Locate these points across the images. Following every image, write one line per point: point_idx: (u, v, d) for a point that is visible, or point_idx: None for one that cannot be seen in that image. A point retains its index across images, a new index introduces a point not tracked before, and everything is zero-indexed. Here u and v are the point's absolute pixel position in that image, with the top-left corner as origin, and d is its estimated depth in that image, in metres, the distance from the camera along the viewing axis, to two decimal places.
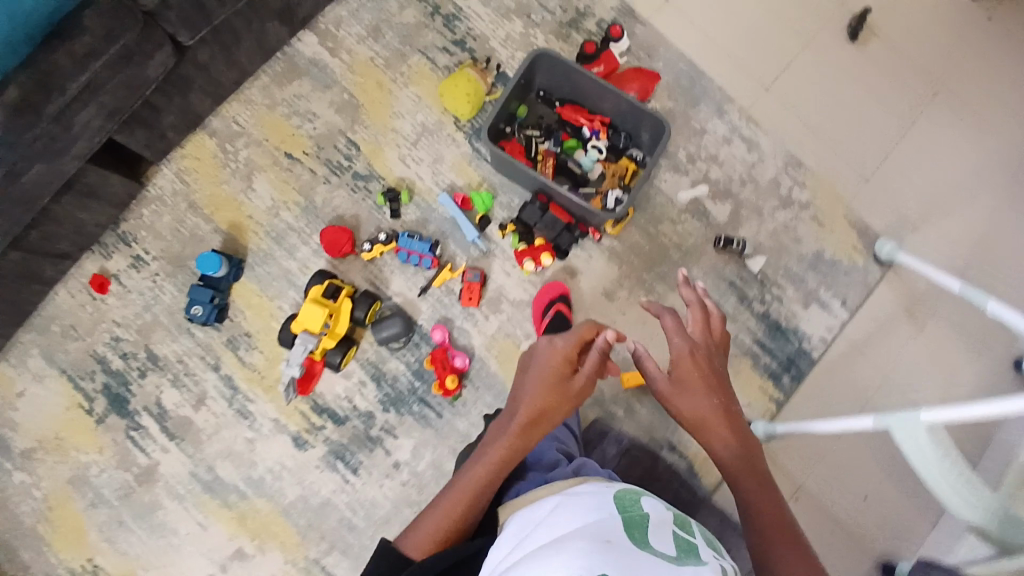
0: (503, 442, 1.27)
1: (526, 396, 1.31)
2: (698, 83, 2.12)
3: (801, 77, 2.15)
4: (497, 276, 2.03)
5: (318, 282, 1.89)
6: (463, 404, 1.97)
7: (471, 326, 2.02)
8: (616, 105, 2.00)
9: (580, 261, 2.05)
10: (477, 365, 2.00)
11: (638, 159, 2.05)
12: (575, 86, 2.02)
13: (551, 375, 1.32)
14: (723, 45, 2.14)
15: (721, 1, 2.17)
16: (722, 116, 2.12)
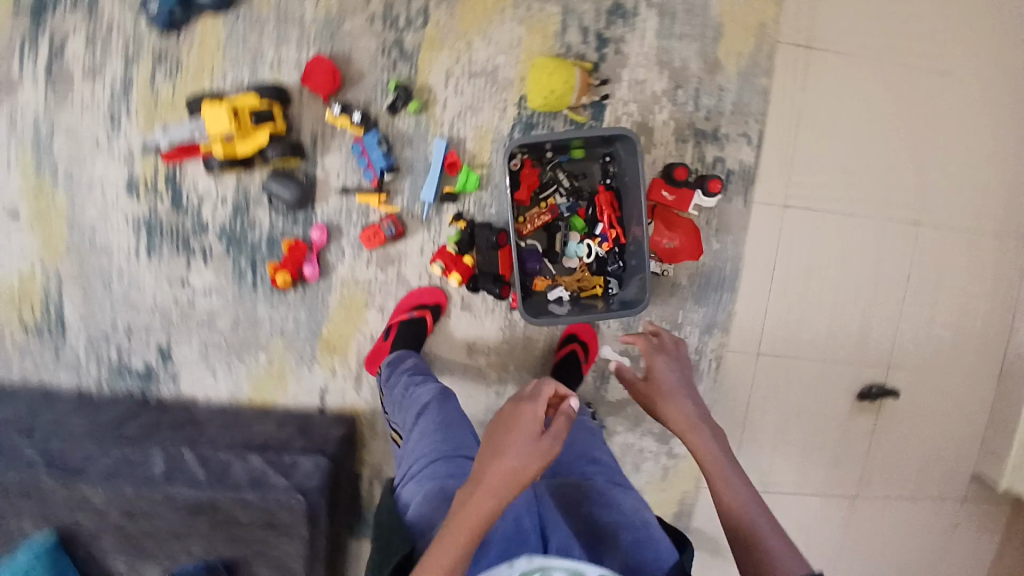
0: (499, 501, 1.11)
1: (502, 463, 1.14)
2: (721, 290, 1.95)
3: (791, 374, 2.02)
4: (411, 245, 1.85)
5: (261, 93, 1.68)
6: (282, 300, 1.85)
7: (350, 254, 1.84)
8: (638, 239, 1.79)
9: (481, 304, 1.90)
10: (322, 286, 1.85)
11: (608, 291, 1.87)
12: (631, 189, 1.77)
13: (522, 442, 1.16)
14: (773, 293, 1.97)
15: (818, 259, 1.97)
16: (704, 331, 1.97)
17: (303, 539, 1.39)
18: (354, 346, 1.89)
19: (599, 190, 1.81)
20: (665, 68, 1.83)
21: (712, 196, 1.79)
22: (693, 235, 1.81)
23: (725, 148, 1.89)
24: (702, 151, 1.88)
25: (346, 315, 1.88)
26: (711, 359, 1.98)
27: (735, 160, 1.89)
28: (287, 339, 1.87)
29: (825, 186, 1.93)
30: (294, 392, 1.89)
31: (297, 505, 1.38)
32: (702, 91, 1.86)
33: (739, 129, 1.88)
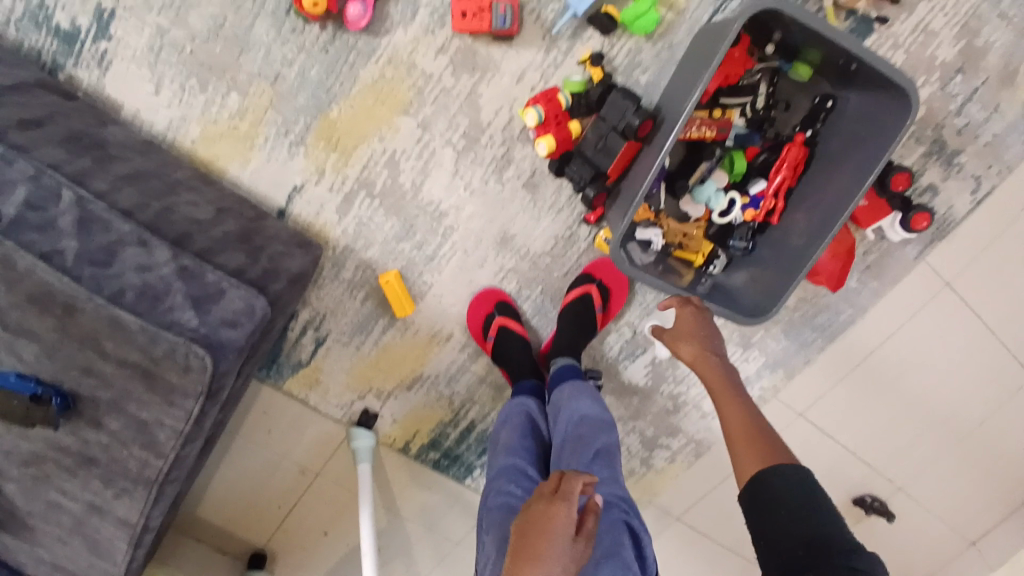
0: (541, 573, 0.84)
1: (532, 544, 0.86)
2: (821, 331, 1.54)
3: (813, 444, 1.72)
4: (514, 62, 1.23)
5: None
6: (295, 33, 1.24)
7: (420, 24, 1.22)
8: (801, 231, 1.24)
9: (551, 193, 1.34)
10: (364, 47, 1.23)
11: (710, 268, 1.35)
12: (840, 162, 1.20)
13: (562, 540, 0.86)
14: (863, 369, 1.58)
15: (939, 356, 1.56)
16: (771, 364, 1.57)
17: (184, 416, 0.97)
18: (361, 154, 1.31)
19: (794, 139, 1.21)
20: (964, 35, 1.30)
21: (907, 231, 1.35)
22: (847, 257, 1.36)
23: (949, 180, 1.40)
24: (926, 167, 1.40)
25: (370, 108, 1.27)
26: (756, 395, 1.61)
27: (947, 203, 1.42)
28: (276, 93, 1.28)
29: (1011, 295, 1.48)
30: (255, 169, 1.33)
31: (198, 373, 0.94)
32: (979, 94, 1.35)
33: (979, 168, 1.40)
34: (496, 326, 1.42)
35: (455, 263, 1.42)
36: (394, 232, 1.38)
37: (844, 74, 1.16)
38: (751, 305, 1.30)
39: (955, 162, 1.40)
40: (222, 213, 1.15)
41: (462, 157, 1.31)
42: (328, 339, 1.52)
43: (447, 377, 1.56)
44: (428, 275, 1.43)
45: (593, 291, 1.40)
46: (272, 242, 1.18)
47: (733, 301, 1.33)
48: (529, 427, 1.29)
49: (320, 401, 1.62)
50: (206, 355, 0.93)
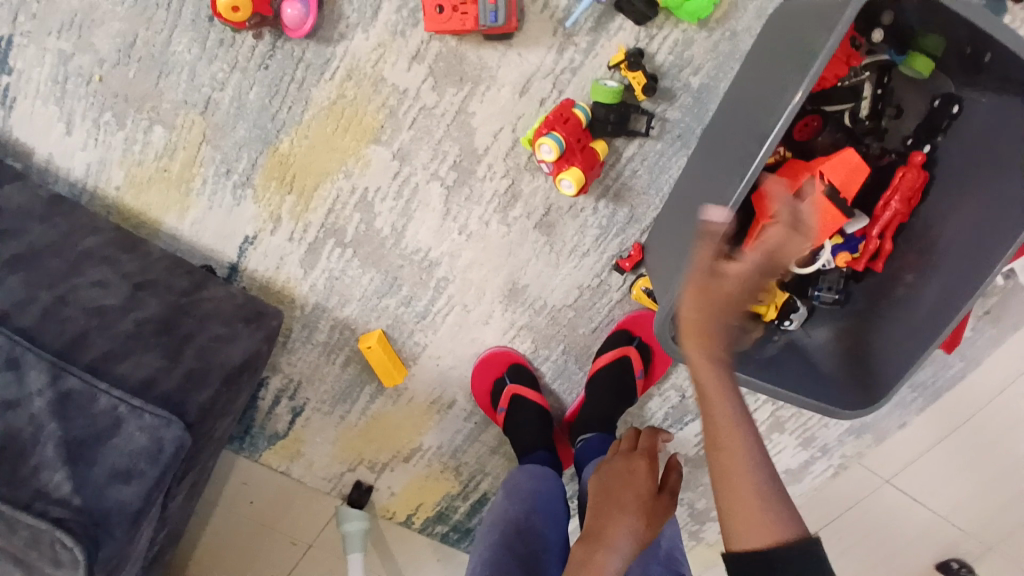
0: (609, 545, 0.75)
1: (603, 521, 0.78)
2: (917, 390, 1.18)
3: (915, 526, 1.28)
4: (513, 70, 0.92)
5: None
6: (230, 48, 0.95)
7: (384, 23, 0.92)
8: (911, 282, 0.93)
9: (571, 234, 1.03)
10: (314, 60, 0.94)
11: (784, 323, 1.02)
12: (976, 192, 0.85)
13: (642, 491, 0.81)
14: (963, 430, 1.20)
15: None
16: (851, 429, 1.23)
17: None
18: (324, 195, 1.02)
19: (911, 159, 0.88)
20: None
21: None
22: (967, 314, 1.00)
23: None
24: None
25: (329, 137, 0.98)
26: (831, 466, 1.26)
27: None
28: (208, 123, 0.99)
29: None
30: (197, 219, 1.06)
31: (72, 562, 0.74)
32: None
33: None
34: (508, 395, 1.13)
35: (452, 319, 1.13)
36: (374, 286, 1.10)
37: (973, 71, 0.82)
38: (841, 377, 0.96)
39: None
40: (143, 292, 0.90)
41: (454, 195, 1.01)
42: (306, 409, 1.27)
43: (451, 445, 1.29)
44: (419, 335, 1.15)
45: (631, 354, 1.10)
46: (207, 325, 0.92)
47: (821, 378, 0.97)
48: (535, 513, 0.96)
49: (304, 474, 1.34)
50: (79, 545, 0.75)
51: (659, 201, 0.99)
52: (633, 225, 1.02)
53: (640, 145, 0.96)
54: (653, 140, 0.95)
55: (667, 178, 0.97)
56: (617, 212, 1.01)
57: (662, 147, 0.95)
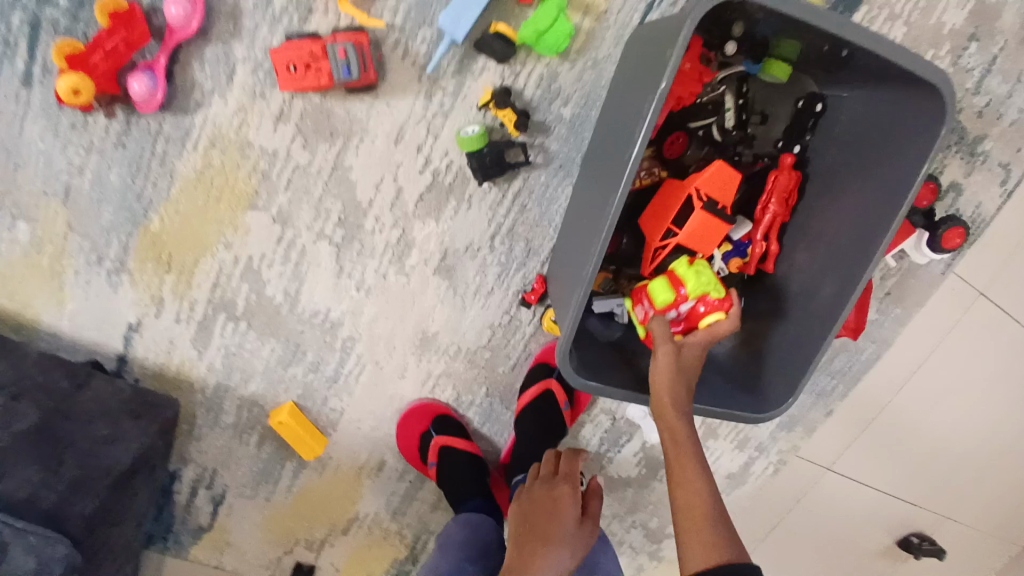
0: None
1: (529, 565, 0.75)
2: (838, 377, 1.16)
3: (860, 502, 1.28)
4: (383, 117, 0.89)
5: None
6: (78, 128, 0.88)
7: (241, 87, 0.87)
8: (805, 276, 0.93)
9: (472, 276, 1.01)
10: (173, 131, 0.89)
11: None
12: (843, 186, 0.88)
13: (569, 520, 0.79)
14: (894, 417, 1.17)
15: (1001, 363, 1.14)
16: (782, 426, 1.21)
17: None
18: (206, 269, 0.97)
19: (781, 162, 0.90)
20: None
21: (937, 252, 0.98)
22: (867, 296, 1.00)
23: (976, 175, 1.04)
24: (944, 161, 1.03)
25: (203, 209, 0.93)
26: (771, 463, 1.24)
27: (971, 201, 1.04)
28: (71, 209, 0.92)
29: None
30: (74, 311, 0.98)
31: None
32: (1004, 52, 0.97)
33: (1010, 149, 1.03)
34: (435, 449, 1.07)
35: (367, 379, 1.08)
36: (277, 356, 1.04)
37: (838, 68, 0.83)
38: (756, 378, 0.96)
39: (978, 150, 1.03)
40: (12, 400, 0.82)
41: (345, 251, 0.97)
42: (227, 495, 1.18)
43: (389, 509, 1.22)
44: (334, 400, 1.09)
45: (553, 386, 1.07)
46: (92, 424, 0.86)
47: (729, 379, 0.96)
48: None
49: (237, 564, 1.25)
50: None
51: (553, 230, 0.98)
52: (532, 258, 1.00)
53: (524, 178, 0.94)
54: (536, 171, 0.94)
55: (556, 206, 0.97)
56: (514, 248, 0.99)
57: (547, 178, 0.95)
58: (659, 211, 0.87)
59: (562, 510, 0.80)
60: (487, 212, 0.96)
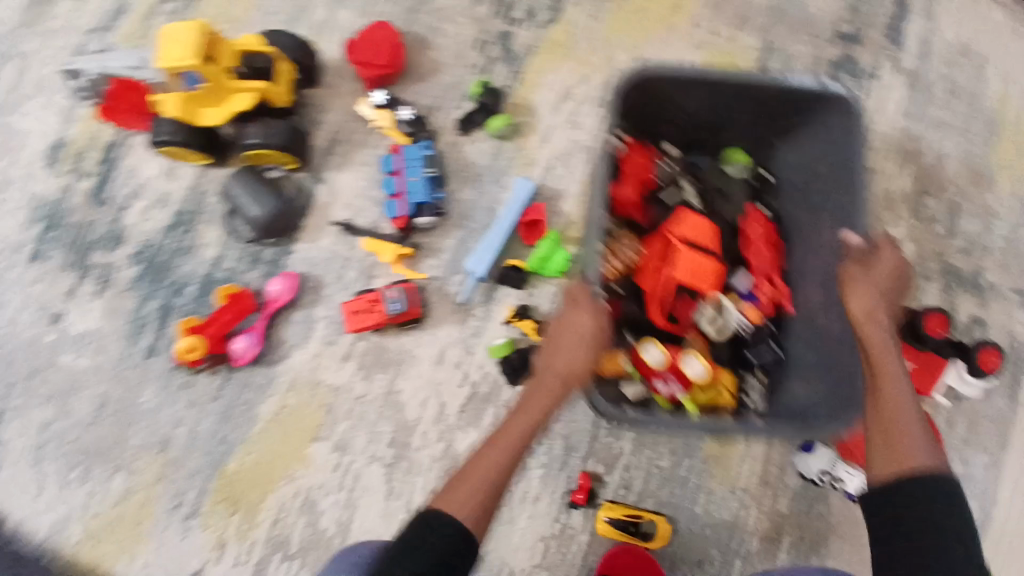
0: (481, 478, 0.72)
1: (487, 461, 0.74)
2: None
3: None
4: (428, 344, 1.00)
5: (274, 50, 1.00)
6: (185, 384, 1.04)
7: (319, 339, 1.01)
8: (822, 298, 0.91)
9: (517, 482, 1.02)
10: (259, 380, 1.02)
11: (746, 402, 0.93)
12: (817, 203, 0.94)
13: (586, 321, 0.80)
14: None
15: None
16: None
17: None
18: (270, 506, 1.00)
19: (753, 216, 0.98)
20: (906, 158, 1.07)
21: (980, 379, 0.95)
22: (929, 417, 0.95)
23: (1006, 311, 1.03)
24: (970, 303, 1.03)
25: (276, 446, 1.01)
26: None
27: (1005, 332, 1.03)
28: (167, 459, 1.02)
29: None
30: (144, 567, 0.98)
31: None
32: (964, 206, 1.06)
33: None
34: None
35: None
36: None
37: (783, 133, 0.98)
38: (835, 396, 0.85)
39: (996, 287, 1.04)
40: None
41: (396, 472, 1.00)
42: None
43: None
44: None
45: None
46: None
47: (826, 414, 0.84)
48: None
49: None
50: None
51: (588, 424, 1.03)
52: (572, 455, 1.03)
53: None
54: None
55: (587, 398, 1.03)
56: (553, 446, 1.03)
57: None
58: (648, 256, 0.94)
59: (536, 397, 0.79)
60: None
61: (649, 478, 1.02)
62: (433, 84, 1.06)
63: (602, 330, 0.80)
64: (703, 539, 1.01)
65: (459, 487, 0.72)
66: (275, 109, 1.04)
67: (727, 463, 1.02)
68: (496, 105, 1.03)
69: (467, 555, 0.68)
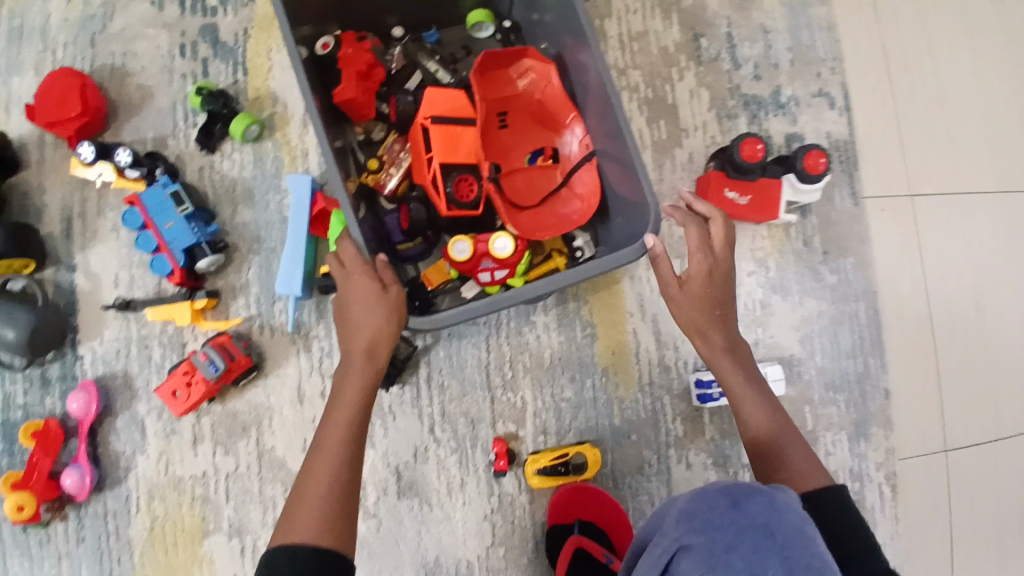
0: (323, 482, 0.62)
1: (323, 467, 0.63)
2: (858, 355, 1.00)
3: (997, 458, 1.03)
4: (281, 389, 0.91)
5: None
6: (35, 548, 0.88)
7: (155, 435, 0.90)
8: (596, 119, 0.86)
9: (438, 479, 0.95)
10: (118, 505, 0.89)
11: (579, 254, 0.91)
12: (563, 41, 0.87)
13: (364, 272, 0.72)
14: (920, 336, 1.03)
15: (964, 236, 1.06)
16: (855, 434, 0.99)
17: None
18: None
19: None
20: (668, 9, 1.03)
21: (816, 182, 0.92)
22: (771, 203, 0.95)
23: (812, 116, 1.04)
24: (778, 123, 1.03)
25: (165, 563, 0.89)
26: (883, 484, 0.98)
27: (820, 134, 1.04)
28: None
29: (961, 116, 1.08)
30: None
31: None
32: (736, 34, 1.04)
33: (824, 79, 1.05)
34: None
35: None
36: None
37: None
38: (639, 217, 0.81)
39: (796, 96, 1.04)
40: None
41: None
42: None
43: None
44: None
45: (583, 541, 0.90)
46: None
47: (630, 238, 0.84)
48: None
49: None
50: None
51: (481, 390, 0.96)
52: (479, 427, 0.96)
53: (428, 361, 0.96)
54: (434, 349, 0.96)
55: (470, 367, 0.96)
56: (457, 429, 0.95)
57: (445, 350, 0.96)
58: (417, 161, 0.84)
59: (348, 373, 0.69)
60: (414, 410, 0.95)
61: (561, 414, 0.96)
62: (159, 111, 0.93)
63: (386, 284, 0.73)
64: (631, 446, 0.97)
65: (298, 515, 0.60)
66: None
67: (625, 368, 0.98)
68: (227, 108, 0.88)
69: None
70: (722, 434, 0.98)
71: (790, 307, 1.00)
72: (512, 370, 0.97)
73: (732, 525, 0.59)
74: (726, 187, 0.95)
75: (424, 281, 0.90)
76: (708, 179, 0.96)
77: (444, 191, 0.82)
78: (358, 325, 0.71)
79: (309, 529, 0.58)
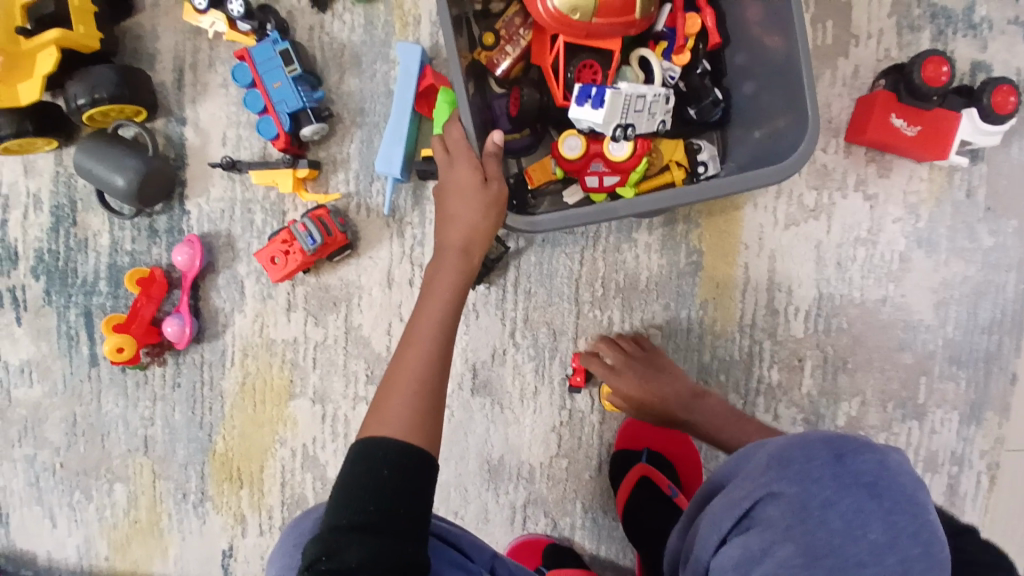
0: (412, 377, 0.63)
1: (413, 362, 0.64)
2: (998, 330, 0.87)
3: None
4: (371, 270, 0.90)
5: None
6: (139, 384, 0.96)
7: (252, 296, 0.93)
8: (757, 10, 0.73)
9: (513, 384, 0.94)
10: (213, 356, 0.95)
11: (700, 172, 0.80)
12: None
13: (466, 166, 0.69)
14: None
15: None
16: (971, 415, 0.89)
17: None
18: (271, 472, 0.95)
19: None
20: None
21: (998, 125, 0.80)
22: (939, 138, 0.81)
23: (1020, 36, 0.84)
24: (974, 39, 0.85)
25: (253, 415, 0.95)
26: (983, 473, 0.89)
27: (1015, 64, 0.85)
28: (154, 458, 0.97)
29: None
30: (178, 554, 0.97)
31: None
32: None
33: None
34: None
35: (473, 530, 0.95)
36: None
37: None
38: (790, 141, 0.70)
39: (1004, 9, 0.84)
40: None
41: None
42: None
43: None
44: None
45: (649, 470, 0.90)
46: None
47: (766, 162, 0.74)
48: None
49: None
50: None
51: (569, 302, 0.92)
52: (562, 339, 0.93)
53: (517, 265, 0.92)
54: (526, 254, 0.92)
55: (561, 277, 0.92)
56: (539, 337, 0.93)
57: (538, 255, 0.92)
58: (542, 39, 0.76)
59: (441, 272, 0.69)
60: (498, 312, 0.93)
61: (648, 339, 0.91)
62: None
63: (488, 178, 0.69)
64: (718, 385, 0.91)
65: (389, 408, 0.61)
66: (89, 54, 0.88)
67: (728, 302, 0.90)
68: None
69: (431, 472, 0.58)
70: (821, 390, 0.90)
71: (934, 266, 0.87)
72: (604, 287, 0.92)
73: (834, 479, 0.53)
74: (893, 113, 0.81)
75: (526, 178, 0.82)
76: (875, 96, 0.82)
77: (564, 78, 0.75)
78: (453, 226, 0.69)
79: (401, 426, 0.59)
